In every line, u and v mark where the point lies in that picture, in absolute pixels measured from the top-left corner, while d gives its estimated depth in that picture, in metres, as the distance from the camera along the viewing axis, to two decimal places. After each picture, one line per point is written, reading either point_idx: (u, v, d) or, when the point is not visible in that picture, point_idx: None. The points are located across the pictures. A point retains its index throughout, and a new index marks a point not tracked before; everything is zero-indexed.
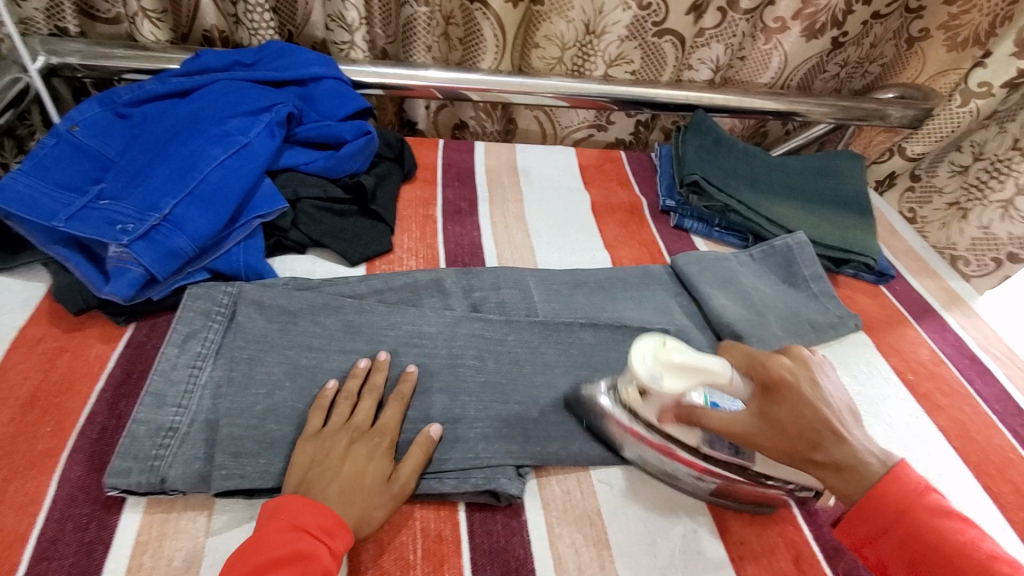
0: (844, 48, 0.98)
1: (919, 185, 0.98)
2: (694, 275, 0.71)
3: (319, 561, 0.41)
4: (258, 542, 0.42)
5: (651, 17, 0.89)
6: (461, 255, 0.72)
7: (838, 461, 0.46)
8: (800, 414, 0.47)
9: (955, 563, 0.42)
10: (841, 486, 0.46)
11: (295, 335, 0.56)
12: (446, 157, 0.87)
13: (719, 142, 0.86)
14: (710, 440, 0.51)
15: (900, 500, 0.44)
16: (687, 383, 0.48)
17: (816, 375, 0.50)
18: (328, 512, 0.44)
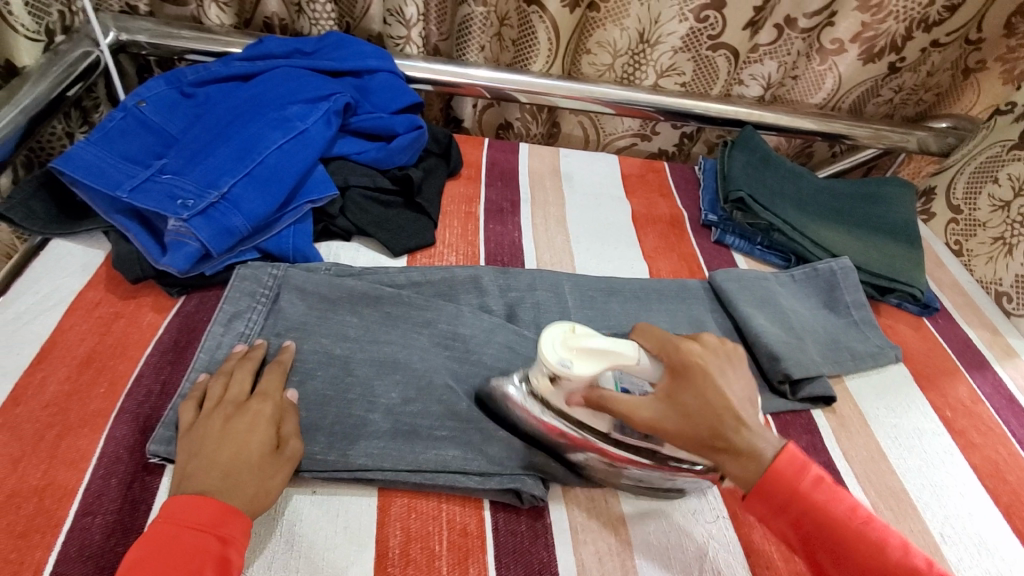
0: (900, 73, 0.95)
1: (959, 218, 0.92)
2: (733, 292, 0.71)
3: (209, 555, 0.40)
4: (142, 545, 0.40)
5: (707, 30, 0.89)
6: (500, 254, 0.73)
7: (736, 446, 0.45)
8: (709, 403, 0.46)
9: (838, 534, 0.43)
10: (737, 472, 0.45)
11: (332, 323, 0.57)
12: (490, 156, 0.88)
13: (767, 160, 0.85)
14: (619, 425, 0.49)
15: (796, 480, 0.44)
16: (601, 369, 0.46)
17: (726, 363, 0.49)
18: (208, 502, 0.42)
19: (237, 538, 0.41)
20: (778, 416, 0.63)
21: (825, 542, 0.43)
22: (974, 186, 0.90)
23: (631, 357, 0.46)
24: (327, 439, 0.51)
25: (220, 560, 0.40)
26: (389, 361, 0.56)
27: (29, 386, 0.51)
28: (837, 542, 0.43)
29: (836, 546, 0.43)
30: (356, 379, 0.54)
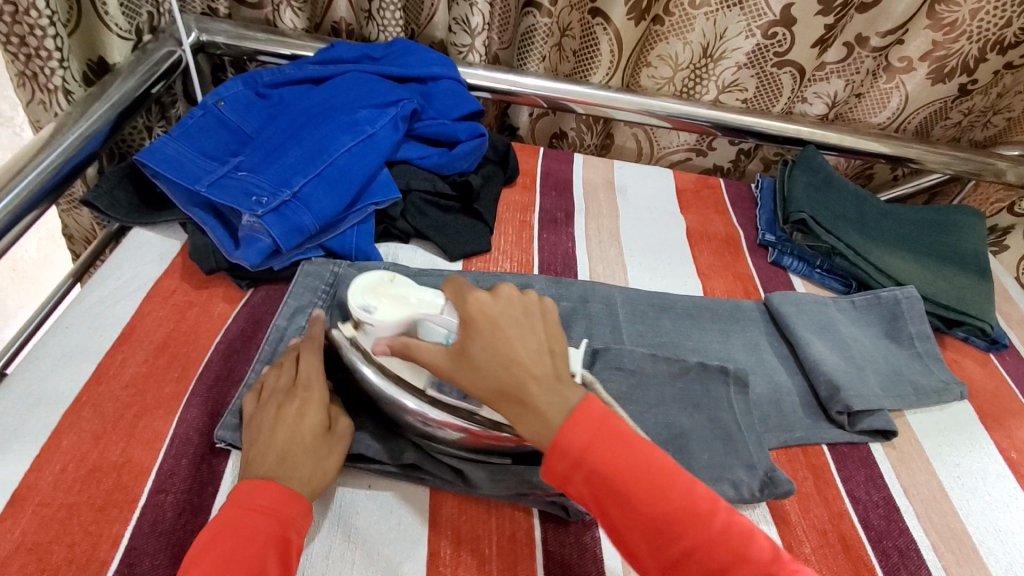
0: (971, 96, 0.92)
1: None
2: (790, 316, 0.69)
3: (271, 535, 0.41)
4: (212, 523, 0.41)
5: (774, 47, 0.87)
6: (554, 264, 0.73)
7: (525, 400, 0.43)
8: (503, 354, 0.43)
9: (634, 492, 0.41)
10: (527, 428, 0.43)
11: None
12: (545, 165, 0.88)
13: (830, 182, 0.83)
14: (436, 383, 0.48)
15: (587, 433, 0.42)
16: (402, 317, 0.47)
17: (524, 315, 0.46)
18: (271, 484, 0.43)
19: (296, 522, 0.43)
20: (834, 447, 0.61)
21: (614, 494, 0.41)
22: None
23: (434, 303, 0.47)
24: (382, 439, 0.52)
25: (282, 539, 0.41)
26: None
27: (112, 366, 0.54)
28: (628, 495, 0.41)
29: (630, 502, 0.40)
30: None
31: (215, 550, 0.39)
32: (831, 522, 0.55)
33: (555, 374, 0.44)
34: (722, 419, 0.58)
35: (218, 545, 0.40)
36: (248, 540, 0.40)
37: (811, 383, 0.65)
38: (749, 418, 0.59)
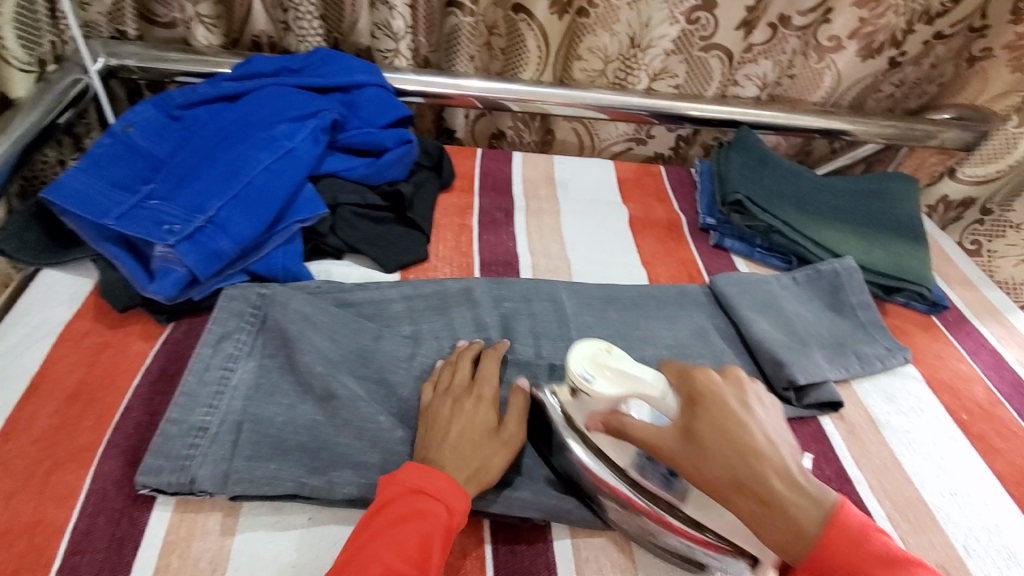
0: (902, 67, 0.94)
1: (986, 219, 0.96)
2: (734, 297, 0.69)
3: (437, 520, 0.42)
4: (385, 505, 0.43)
5: (698, 31, 0.88)
6: (495, 265, 0.72)
7: (765, 498, 0.41)
8: (740, 445, 0.43)
9: None
10: (770, 531, 0.41)
11: (312, 341, 0.55)
12: (483, 166, 0.87)
13: (764, 161, 0.85)
14: (640, 464, 0.47)
15: (856, 552, 0.39)
16: (619, 392, 0.46)
17: (742, 397, 0.46)
18: (447, 476, 0.45)
19: (460, 511, 0.44)
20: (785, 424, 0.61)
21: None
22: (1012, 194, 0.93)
23: (654, 385, 0.46)
24: (310, 465, 0.49)
25: (444, 530, 0.42)
26: (381, 383, 0.56)
27: (18, 421, 0.50)
28: None
29: None
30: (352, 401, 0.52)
31: (381, 533, 0.41)
32: None
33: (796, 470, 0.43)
34: None
35: (385, 528, 0.41)
36: (410, 527, 0.41)
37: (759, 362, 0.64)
38: None
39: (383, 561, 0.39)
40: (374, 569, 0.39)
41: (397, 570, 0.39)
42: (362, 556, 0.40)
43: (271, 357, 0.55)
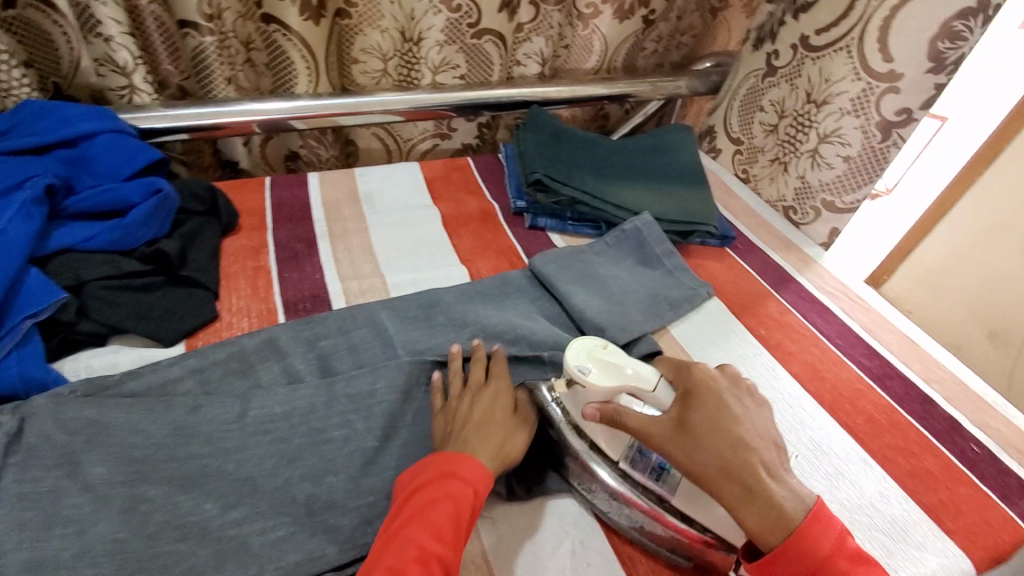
0: (656, 25, 1.02)
1: (741, 148, 1.04)
2: (552, 274, 0.71)
3: (464, 499, 0.44)
4: (418, 489, 0.44)
5: (465, 18, 0.87)
6: (302, 301, 0.65)
7: (750, 487, 0.45)
8: (732, 445, 0.47)
9: None
10: (750, 517, 0.45)
11: (107, 447, 0.47)
12: (275, 197, 0.79)
13: (558, 136, 0.88)
14: (631, 455, 0.51)
15: (825, 546, 0.44)
16: (615, 385, 0.50)
17: (738, 400, 0.51)
18: (479, 463, 0.46)
19: (482, 495, 0.45)
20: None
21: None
22: (745, 118, 1.02)
23: (645, 379, 0.50)
24: None
25: (473, 507, 0.44)
26: (216, 457, 0.48)
27: None
28: None
29: None
30: (149, 511, 0.44)
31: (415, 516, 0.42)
32: None
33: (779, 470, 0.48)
34: None
35: (418, 511, 0.43)
36: (439, 507, 0.43)
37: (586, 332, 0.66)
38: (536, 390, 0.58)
39: (420, 542, 0.40)
40: (411, 551, 0.40)
41: (433, 550, 0.40)
42: (397, 541, 0.41)
43: (33, 486, 0.44)
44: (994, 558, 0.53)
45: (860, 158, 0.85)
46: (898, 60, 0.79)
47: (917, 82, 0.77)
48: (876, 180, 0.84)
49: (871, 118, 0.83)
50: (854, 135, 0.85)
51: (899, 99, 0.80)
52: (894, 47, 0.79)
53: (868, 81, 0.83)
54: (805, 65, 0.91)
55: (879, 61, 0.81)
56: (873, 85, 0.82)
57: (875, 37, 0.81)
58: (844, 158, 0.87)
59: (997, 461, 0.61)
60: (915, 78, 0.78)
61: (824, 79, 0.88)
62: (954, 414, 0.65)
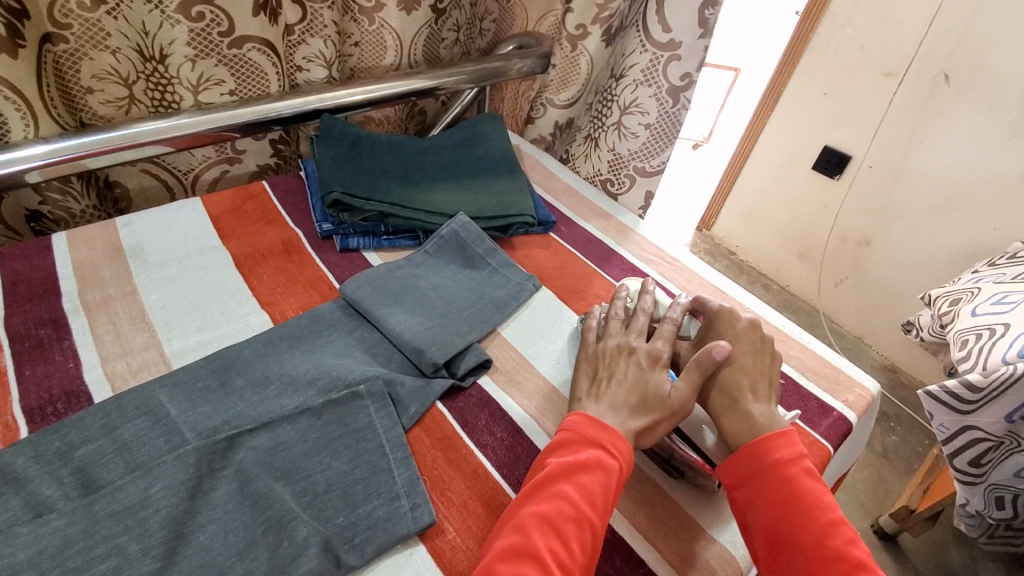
0: (447, 13, 0.97)
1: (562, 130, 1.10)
2: (366, 300, 0.65)
3: (607, 466, 0.50)
4: (566, 446, 0.52)
5: (212, 27, 0.75)
6: (51, 403, 0.53)
7: (734, 402, 0.55)
8: (732, 372, 0.57)
9: (805, 505, 0.49)
10: (730, 422, 0.54)
11: None
12: (4, 273, 0.63)
13: (358, 145, 0.81)
14: None
15: (778, 453, 0.51)
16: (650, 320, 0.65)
17: (757, 344, 0.59)
18: (621, 433, 0.52)
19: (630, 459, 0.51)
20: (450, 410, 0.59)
21: (771, 488, 0.50)
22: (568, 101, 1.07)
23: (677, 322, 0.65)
24: None
25: (618, 474, 0.50)
26: None
27: None
28: (801, 508, 0.49)
29: (797, 509, 0.49)
30: None
31: (561, 472, 0.49)
32: (468, 489, 0.53)
33: (767, 401, 0.56)
34: (316, 469, 0.50)
35: (569, 470, 0.49)
36: (589, 472, 0.49)
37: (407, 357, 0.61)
38: (357, 439, 0.52)
39: (567, 494, 0.47)
40: (558, 509, 0.46)
41: (581, 505, 0.47)
42: (542, 497, 0.48)
43: None
44: None
45: (659, 123, 0.93)
46: (674, 30, 0.85)
47: (693, 49, 0.84)
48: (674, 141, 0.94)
49: (661, 85, 0.90)
50: (649, 103, 0.92)
51: (681, 64, 0.87)
52: (670, 19, 0.84)
53: (653, 51, 0.88)
54: (615, 44, 0.97)
55: (660, 32, 0.86)
56: (658, 55, 0.88)
57: (654, 10, 0.85)
58: (646, 126, 0.94)
59: (799, 387, 0.67)
60: (691, 44, 0.84)
61: (623, 54, 0.95)
62: None
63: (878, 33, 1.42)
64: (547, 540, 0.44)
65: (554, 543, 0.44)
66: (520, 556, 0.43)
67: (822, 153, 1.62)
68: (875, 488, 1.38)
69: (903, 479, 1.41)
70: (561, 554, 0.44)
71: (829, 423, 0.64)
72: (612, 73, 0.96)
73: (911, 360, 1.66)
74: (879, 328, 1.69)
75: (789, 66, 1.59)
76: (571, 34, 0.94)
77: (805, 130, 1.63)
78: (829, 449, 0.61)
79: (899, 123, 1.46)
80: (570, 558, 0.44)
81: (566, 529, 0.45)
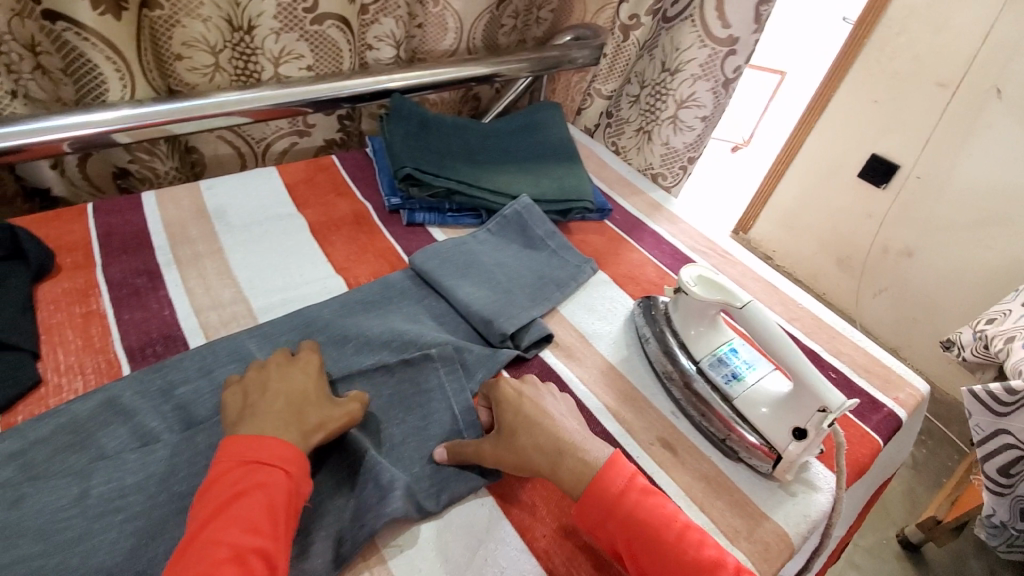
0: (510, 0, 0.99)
1: (611, 121, 1.13)
2: (436, 271, 0.68)
3: (278, 485, 0.42)
4: (212, 483, 0.41)
5: (299, 3, 0.78)
6: (151, 345, 0.57)
7: (558, 457, 0.49)
8: (535, 433, 0.50)
9: (654, 533, 0.44)
10: (571, 469, 0.48)
11: None
12: (102, 225, 0.68)
13: (426, 124, 0.83)
14: (713, 362, 0.61)
15: (609, 483, 0.47)
16: (711, 298, 0.58)
17: (537, 391, 0.55)
18: (281, 444, 0.44)
19: (299, 474, 0.43)
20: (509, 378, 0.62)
21: (622, 529, 0.45)
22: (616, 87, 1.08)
23: (736, 297, 0.56)
24: None
25: (290, 493, 0.42)
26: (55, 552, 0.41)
27: None
28: (653, 539, 0.44)
29: (652, 541, 0.44)
30: None
31: (212, 522, 0.39)
32: None
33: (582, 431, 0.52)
34: (394, 422, 0.53)
35: (223, 502, 0.40)
36: (247, 498, 0.40)
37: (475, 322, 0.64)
38: (430, 398, 0.55)
39: (232, 540, 0.38)
40: (224, 546, 0.38)
41: (248, 545, 0.38)
42: (211, 533, 0.39)
43: None
44: (855, 471, 0.60)
45: (715, 115, 0.97)
46: (734, 26, 0.88)
47: (747, 42, 0.89)
48: None
49: (718, 79, 0.93)
50: (706, 97, 0.96)
51: (737, 59, 0.91)
52: (730, 14, 0.87)
53: (712, 47, 0.91)
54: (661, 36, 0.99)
55: (720, 29, 0.89)
56: (716, 51, 0.91)
57: (713, 6, 0.88)
58: (702, 119, 0.98)
59: (850, 383, 0.68)
60: (748, 40, 0.89)
61: (673, 47, 0.96)
62: (813, 346, 0.72)
63: (935, 42, 1.40)
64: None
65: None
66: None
67: (868, 160, 1.61)
68: (904, 499, 1.37)
69: (932, 491, 1.40)
70: None
71: (879, 418, 0.65)
72: (665, 66, 0.98)
73: (945, 375, 1.65)
74: (915, 340, 1.68)
75: (840, 71, 1.57)
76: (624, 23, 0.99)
77: (851, 136, 1.62)
78: (879, 442, 0.62)
79: (950, 134, 1.44)
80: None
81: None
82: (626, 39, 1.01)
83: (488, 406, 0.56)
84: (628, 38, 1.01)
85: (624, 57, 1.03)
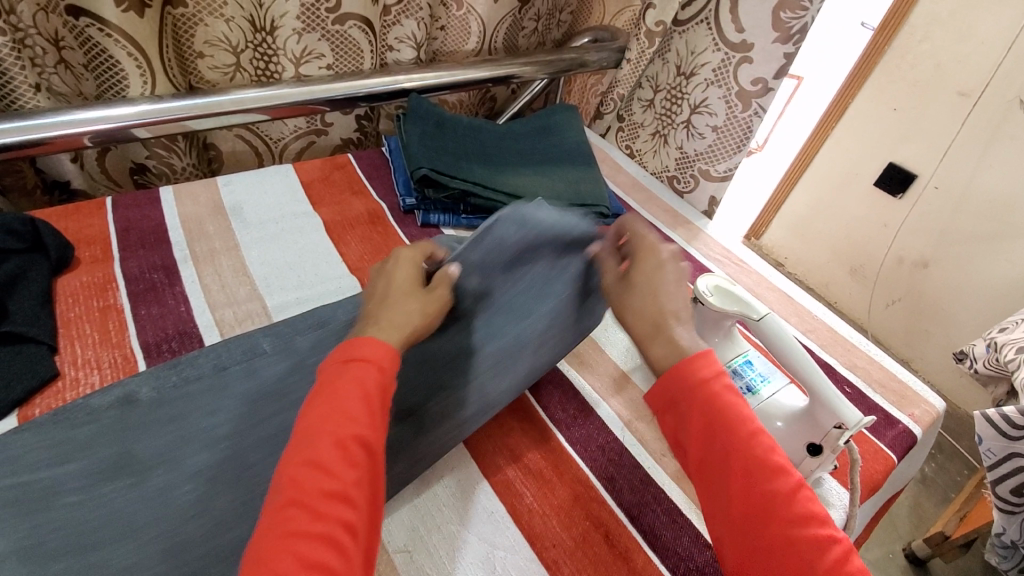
0: (533, 4, 0.99)
1: (623, 124, 1.11)
2: None
3: (375, 380, 0.38)
4: (319, 390, 0.37)
5: (321, 3, 0.79)
6: (167, 342, 0.57)
7: (659, 323, 0.46)
8: (646, 300, 0.48)
9: (729, 427, 0.40)
10: (662, 347, 0.45)
11: None
12: (120, 219, 0.68)
13: (442, 125, 0.83)
14: (727, 372, 0.60)
15: (691, 370, 0.42)
16: (727, 308, 0.57)
17: (670, 263, 0.50)
18: (383, 344, 0.40)
19: (392, 367, 0.40)
20: (507, 314, 0.56)
21: (693, 417, 0.41)
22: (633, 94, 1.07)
23: (752, 309, 0.55)
24: None
25: (385, 386, 0.39)
26: (69, 547, 0.41)
27: None
28: (731, 437, 0.40)
29: (723, 434, 0.40)
30: None
31: (312, 405, 0.36)
32: (543, 460, 0.55)
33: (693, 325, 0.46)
34: None
35: (323, 402, 0.36)
36: (348, 396, 0.37)
37: (507, 222, 0.53)
38: None
39: (334, 427, 0.35)
40: (325, 439, 0.35)
41: (350, 433, 0.35)
42: (307, 428, 0.36)
43: None
44: (868, 488, 0.59)
45: (726, 126, 0.93)
46: (748, 31, 0.85)
47: (768, 51, 0.84)
48: (741, 150, 0.93)
49: (731, 87, 0.90)
50: (718, 104, 0.93)
51: (752, 68, 0.87)
52: (744, 18, 0.85)
53: (725, 50, 0.89)
54: (674, 40, 0.97)
55: (733, 32, 0.87)
56: (729, 56, 0.89)
57: (727, 10, 0.86)
58: (713, 127, 0.95)
59: (865, 398, 0.67)
60: (766, 48, 0.84)
61: (687, 52, 0.95)
62: (828, 359, 0.72)
63: (957, 51, 1.38)
64: (322, 483, 0.33)
65: (333, 484, 0.34)
66: (301, 518, 0.32)
67: (885, 169, 1.59)
68: (912, 514, 1.36)
69: (941, 506, 1.38)
70: (326, 491, 0.33)
71: (894, 435, 0.64)
72: (680, 70, 0.97)
73: (957, 389, 1.62)
74: (928, 352, 1.66)
75: (859, 78, 1.55)
76: (650, 30, 0.94)
77: (869, 145, 1.60)
78: (893, 459, 0.61)
79: (969, 145, 1.42)
80: (357, 493, 0.34)
81: (341, 469, 0.34)
82: (651, 46, 0.97)
83: (617, 260, 0.54)
84: (652, 45, 0.96)
85: (647, 61, 0.99)
